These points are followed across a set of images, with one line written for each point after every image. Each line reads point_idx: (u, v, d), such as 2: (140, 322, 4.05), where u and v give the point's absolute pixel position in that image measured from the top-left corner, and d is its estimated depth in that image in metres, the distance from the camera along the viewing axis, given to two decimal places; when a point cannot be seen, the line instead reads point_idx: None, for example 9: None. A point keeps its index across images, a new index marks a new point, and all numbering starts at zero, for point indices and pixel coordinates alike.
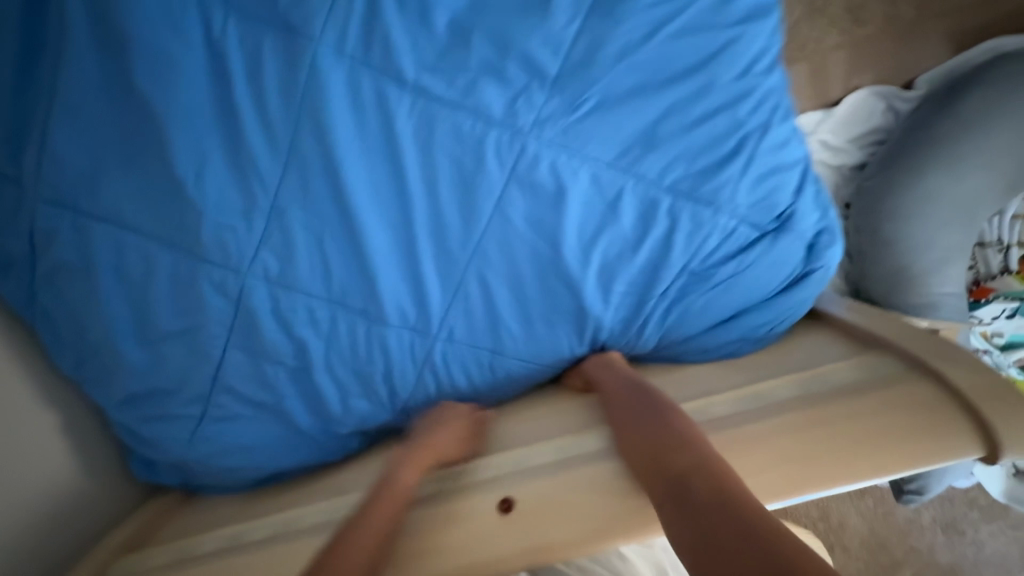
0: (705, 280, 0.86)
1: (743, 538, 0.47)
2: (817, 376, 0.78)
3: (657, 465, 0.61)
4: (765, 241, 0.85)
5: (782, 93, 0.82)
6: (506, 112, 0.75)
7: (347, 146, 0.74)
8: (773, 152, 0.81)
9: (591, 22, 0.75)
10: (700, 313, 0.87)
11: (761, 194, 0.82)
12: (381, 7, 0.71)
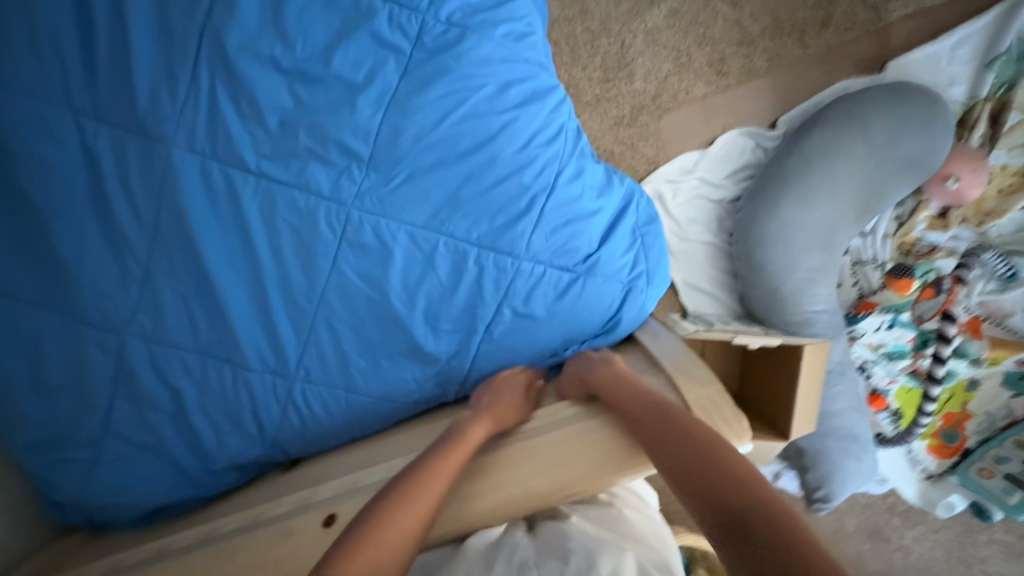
0: (524, 315, 0.94)
1: (747, 506, 0.58)
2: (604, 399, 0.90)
3: (669, 428, 0.74)
4: (572, 280, 0.95)
5: (567, 157, 0.92)
6: (333, 188, 0.85)
7: (200, 222, 0.85)
8: (563, 206, 0.92)
9: (391, 112, 0.83)
10: (522, 344, 0.96)
11: (561, 243, 0.93)
12: (220, 105, 0.82)
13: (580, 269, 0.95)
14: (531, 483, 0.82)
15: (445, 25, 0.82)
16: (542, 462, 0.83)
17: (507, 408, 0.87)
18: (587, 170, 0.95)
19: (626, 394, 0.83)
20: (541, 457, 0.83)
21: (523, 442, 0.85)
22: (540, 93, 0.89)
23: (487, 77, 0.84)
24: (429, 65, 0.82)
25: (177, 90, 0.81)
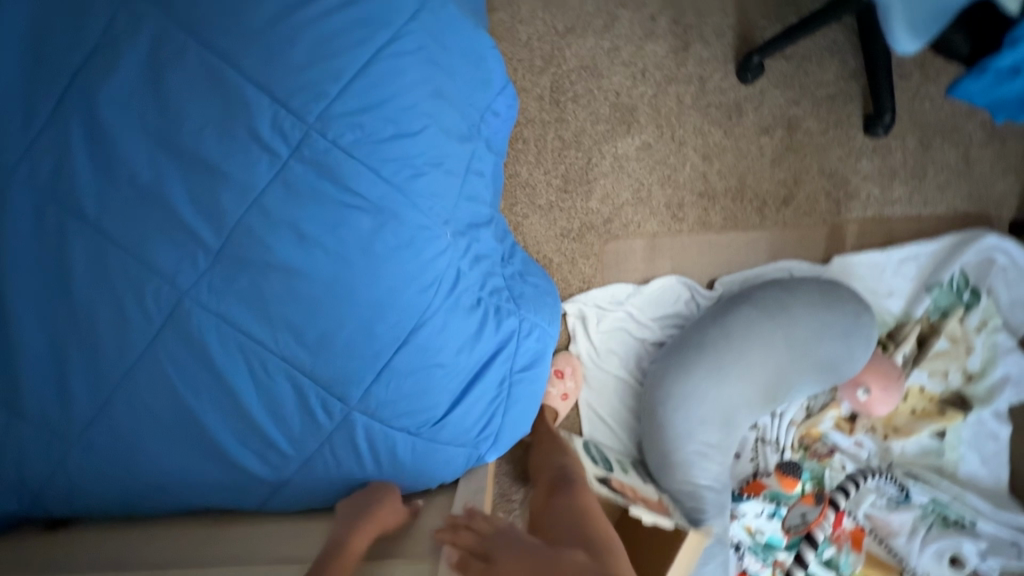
0: (344, 448, 0.87)
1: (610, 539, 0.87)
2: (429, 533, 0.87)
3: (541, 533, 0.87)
4: (407, 427, 0.89)
5: (439, 304, 0.87)
6: (171, 268, 0.78)
7: (19, 259, 0.79)
8: (417, 354, 0.86)
9: (253, 214, 0.78)
10: (333, 475, 0.89)
11: (406, 384, 0.86)
12: (73, 151, 0.77)
13: (420, 418, 0.89)
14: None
15: (329, 142, 0.78)
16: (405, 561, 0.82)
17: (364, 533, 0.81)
18: (456, 318, 0.90)
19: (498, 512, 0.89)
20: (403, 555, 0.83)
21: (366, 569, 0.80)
22: (422, 235, 0.84)
23: (366, 209, 0.80)
24: (303, 176, 0.78)
25: (37, 115, 0.77)
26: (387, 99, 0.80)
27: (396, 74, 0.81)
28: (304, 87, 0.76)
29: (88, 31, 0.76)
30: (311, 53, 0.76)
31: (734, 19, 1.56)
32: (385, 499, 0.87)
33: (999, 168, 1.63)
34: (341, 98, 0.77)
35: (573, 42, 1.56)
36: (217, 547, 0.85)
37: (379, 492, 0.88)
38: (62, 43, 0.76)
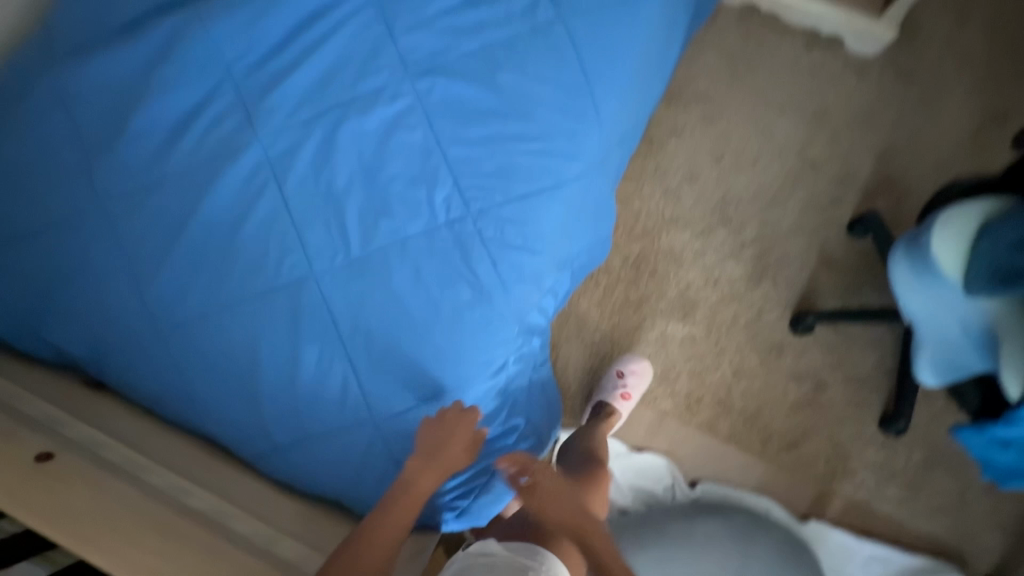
0: (345, 454, 1.00)
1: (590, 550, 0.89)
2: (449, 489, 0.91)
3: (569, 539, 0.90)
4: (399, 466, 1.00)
5: (480, 382, 1.02)
6: (315, 252, 0.99)
7: (220, 190, 1.01)
8: (441, 411, 1.00)
9: (394, 248, 0.99)
10: (321, 470, 1.01)
11: (418, 430, 1.00)
12: (306, 146, 1.01)
13: None
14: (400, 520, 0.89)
15: (474, 230, 0.99)
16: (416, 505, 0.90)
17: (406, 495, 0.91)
18: (485, 401, 1.04)
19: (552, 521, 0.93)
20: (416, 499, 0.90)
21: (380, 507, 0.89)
22: (498, 327, 1.01)
23: (471, 287, 0.99)
24: (444, 242, 0.99)
25: (300, 116, 1.02)
26: (531, 220, 1.00)
27: (540, 211, 1.01)
28: (478, 189, 0.99)
29: (362, 77, 1.02)
30: (492, 171, 0.99)
31: (807, 277, 1.77)
32: (459, 445, 0.95)
33: (992, 522, 1.69)
34: (499, 206, 0.99)
35: (671, 230, 1.82)
36: (205, 475, 0.97)
37: (456, 433, 0.95)
38: (341, 73, 1.02)
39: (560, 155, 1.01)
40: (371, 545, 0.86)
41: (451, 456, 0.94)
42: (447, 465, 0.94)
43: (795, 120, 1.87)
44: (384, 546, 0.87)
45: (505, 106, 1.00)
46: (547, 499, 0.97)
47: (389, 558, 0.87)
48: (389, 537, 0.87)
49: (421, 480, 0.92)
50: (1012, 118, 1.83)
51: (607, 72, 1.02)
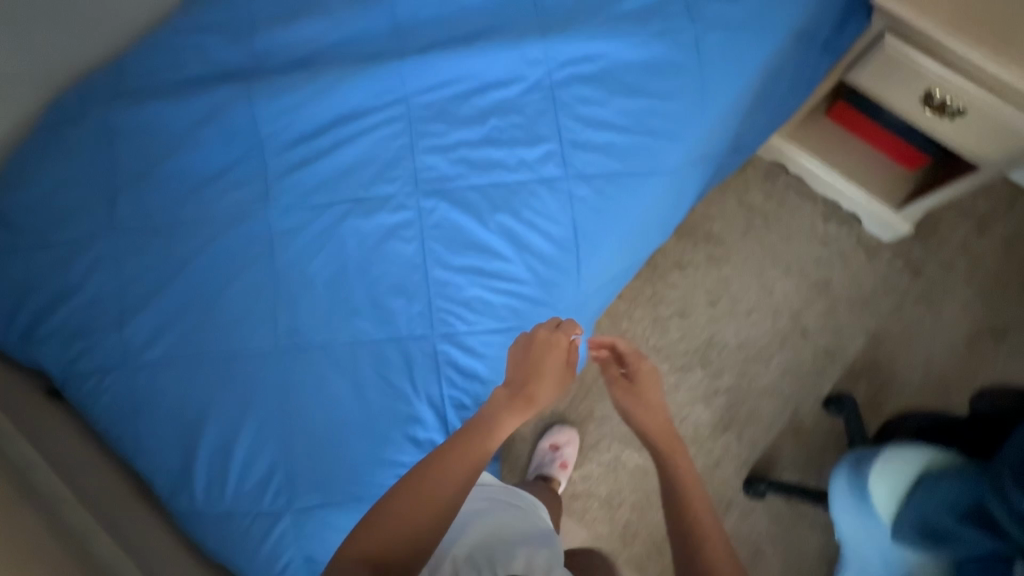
0: (250, 534, 0.99)
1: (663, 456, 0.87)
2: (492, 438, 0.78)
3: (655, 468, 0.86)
4: (299, 560, 0.99)
5: None
6: (284, 329, 1.04)
7: (219, 249, 1.08)
8: (353, 516, 0.99)
9: (355, 347, 1.03)
10: (222, 543, 1.00)
11: (327, 529, 0.99)
12: (305, 230, 1.08)
13: (312, 560, 0.99)
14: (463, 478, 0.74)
15: (433, 349, 1.02)
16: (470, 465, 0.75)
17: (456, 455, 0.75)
18: None
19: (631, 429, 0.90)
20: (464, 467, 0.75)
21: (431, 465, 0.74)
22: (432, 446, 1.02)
23: (415, 403, 1.01)
24: (402, 354, 1.02)
25: (309, 202, 1.09)
26: (490, 354, 1.03)
27: (501, 346, 1.04)
28: (447, 312, 1.03)
29: (375, 181, 1.09)
30: (466, 299, 1.03)
31: (771, 440, 1.77)
32: (537, 394, 0.83)
33: None
34: (464, 333, 1.03)
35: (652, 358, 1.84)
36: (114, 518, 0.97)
37: (550, 365, 0.85)
38: (358, 172, 1.10)
39: (535, 299, 1.04)
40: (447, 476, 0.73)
41: (547, 384, 0.83)
42: (539, 398, 0.83)
43: (798, 283, 1.91)
44: (443, 493, 0.72)
45: (495, 243, 1.05)
46: (634, 408, 0.92)
47: (438, 527, 0.71)
48: (461, 473, 0.74)
49: (503, 423, 0.80)
50: (1011, 335, 1.84)
51: (598, 232, 1.07)
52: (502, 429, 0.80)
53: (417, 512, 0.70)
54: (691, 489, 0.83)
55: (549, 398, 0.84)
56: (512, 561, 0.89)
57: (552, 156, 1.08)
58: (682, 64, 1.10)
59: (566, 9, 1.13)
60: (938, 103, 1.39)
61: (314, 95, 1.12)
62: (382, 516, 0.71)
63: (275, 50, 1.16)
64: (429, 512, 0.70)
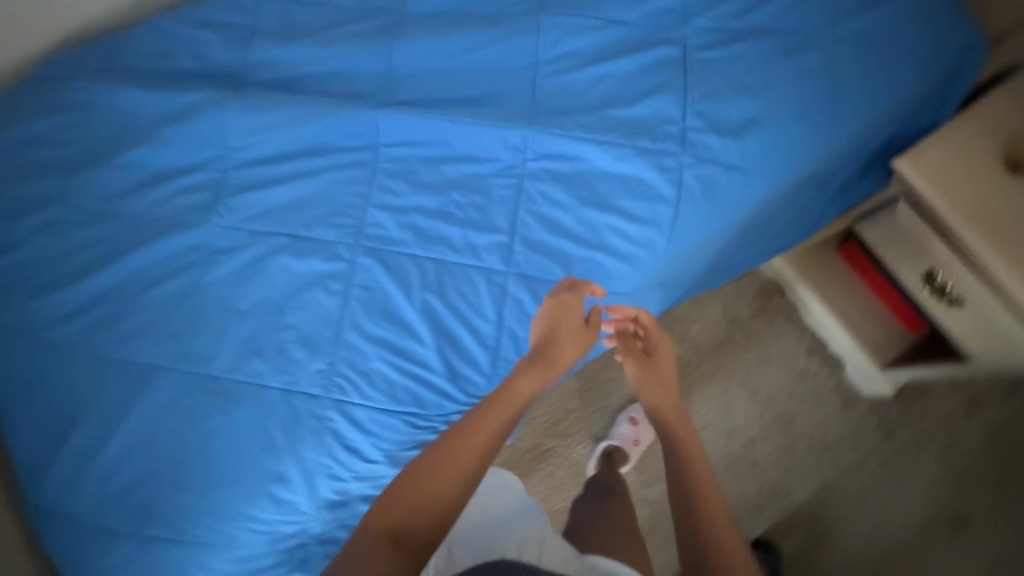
0: (86, 548, 0.97)
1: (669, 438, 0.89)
2: (511, 396, 0.83)
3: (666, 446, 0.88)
4: None
5: (247, 549, 0.99)
6: (184, 350, 1.02)
7: (146, 250, 1.04)
8: (192, 559, 0.97)
9: (247, 388, 1.00)
10: (59, 548, 0.98)
11: (162, 564, 0.96)
12: (236, 255, 1.05)
13: None
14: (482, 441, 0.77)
15: (321, 414, 0.99)
16: (489, 428, 0.79)
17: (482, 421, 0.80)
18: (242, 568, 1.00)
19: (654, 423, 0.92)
20: (486, 426, 0.79)
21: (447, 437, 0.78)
22: (292, 508, 0.99)
23: (286, 462, 0.98)
24: (290, 410, 0.99)
25: (248, 228, 1.07)
26: (376, 433, 0.99)
27: (390, 428, 0.99)
28: (346, 380, 0.99)
29: (320, 224, 1.07)
30: (367, 370, 0.99)
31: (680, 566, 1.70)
32: (559, 353, 0.90)
33: None
34: (356, 407, 0.99)
35: (589, 448, 1.70)
36: None
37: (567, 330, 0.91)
38: (306, 211, 1.07)
39: (438, 391, 1.00)
40: (465, 455, 0.76)
41: (566, 348, 0.89)
42: (558, 359, 0.89)
43: (762, 412, 1.79)
44: (461, 465, 0.74)
45: (413, 321, 1.00)
46: (646, 380, 0.95)
47: (455, 501, 0.73)
48: (479, 446, 0.77)
49: (522, 382, 0.85)
50: (974, 529, 1.69)
51: (523, 338, 1.02)
52: (526, 391, 0.84)
53: (434, 486, 0.73)
54: (705, 477, 0.82)
55: (568, 359, 0.91)
56: (499, 543, 0.87)
57: (499, 247, 1.03)
58: (660, 189, 1.04)
59: (560, 100, 1.08)
60: (938, 286, 1.28)
61: (285, 121, 1.09)
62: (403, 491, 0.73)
63: (263, 64, 1.13)
64: (452, 472, 0.74)
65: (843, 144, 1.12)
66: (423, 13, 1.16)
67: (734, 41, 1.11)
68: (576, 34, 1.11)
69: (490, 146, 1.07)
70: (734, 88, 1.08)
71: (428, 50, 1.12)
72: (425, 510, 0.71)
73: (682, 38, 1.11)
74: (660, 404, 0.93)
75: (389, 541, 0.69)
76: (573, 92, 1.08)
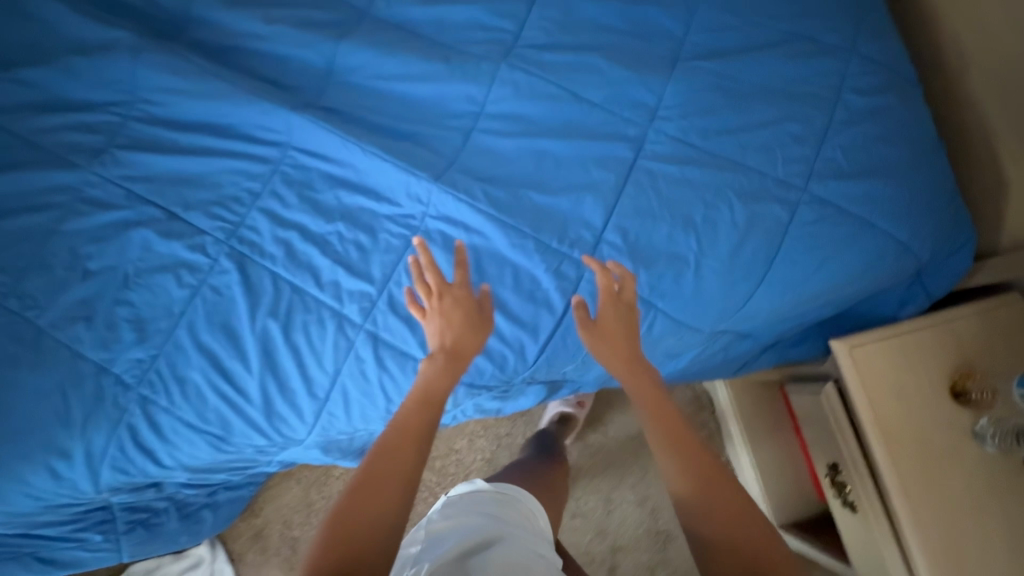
0: None
1: (664, 407, 0.79)
2: (424, 400, 0.77)
3: (657, 411, 0.79)
4: None
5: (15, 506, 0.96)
6: (17, 290, 0.96)
7: (20, 177, 1.00)
8: None
9: (61, 351, 0.95)
10: None
11: None
12: (105, 211, 1.00)
13: None
14: (412, 441, 0.73)
15: (123, 403, 0.93)
16: (417, 428, 0.74)
17: (411, 420, 0.75)
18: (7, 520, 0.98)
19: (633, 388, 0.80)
20: (408, 431, 0.73)
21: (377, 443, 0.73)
22: (68, 485, 0.95)
23: (71, 441, 0.92)
24: (94, 389, 0.93)
25: (127, 187, 1.01)
26: (173, 441, 0.94)
27: (189, 443, 0.94)
28: (159, 378, 0.93)
29: (199, 207, 1.00)
30: (184, 379, 0.93)
31: None
32: (445, 327, 0.80)
33: None
34: (161, 409, 0.93)
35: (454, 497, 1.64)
36: None
37: (451, 312, 0.81)
38: (192, 189, 1.01)
39: (248, 421, 0.94)
40: (398, 445, 0.72)
41: (458, 333, 0.80)
42: (462, 350, 0.80)
43: (643, 520, 1.64)
44: (406, 454, 0.71)
45: (247, 345, 0.93)
46: (596, 344, 0.82)
47: (403, 514, 0.69)
48: (406, 458, 0.71)
49: (425, 381, 0.77)
50: None
51: (354, 398, 0.95)
52: (435, 379, 0.78)
53: (383, 500, 0.69)
54: (661, 399, 0.80)
55: (475, 339, 0.82)
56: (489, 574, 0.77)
57: (363, 298, 0.95)
58: (550, 296, 0.93)
59: (484, 163, 0.99)
60: (838, 482, 1.18)
61: (203, 89, 1.02)
62: (338, 509, 0.67)
63: (201, 21, 1.05)
64: (392, 483, 0.69)
65: (772, 308, 1.01)
66: (387, 21, 1.07)
67: (696, 160, 0.98)
68: (527, 96, 1.02)
69: (393, 188, 0.98)
70: (675, 212, 0.96)
71: (373, 61, 1.04)
72: (369, 519, 0.67)
73: (640, 139, 1.00)
74: (620, 364, 0.81)
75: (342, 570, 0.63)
76: (501, 155, 1.00)
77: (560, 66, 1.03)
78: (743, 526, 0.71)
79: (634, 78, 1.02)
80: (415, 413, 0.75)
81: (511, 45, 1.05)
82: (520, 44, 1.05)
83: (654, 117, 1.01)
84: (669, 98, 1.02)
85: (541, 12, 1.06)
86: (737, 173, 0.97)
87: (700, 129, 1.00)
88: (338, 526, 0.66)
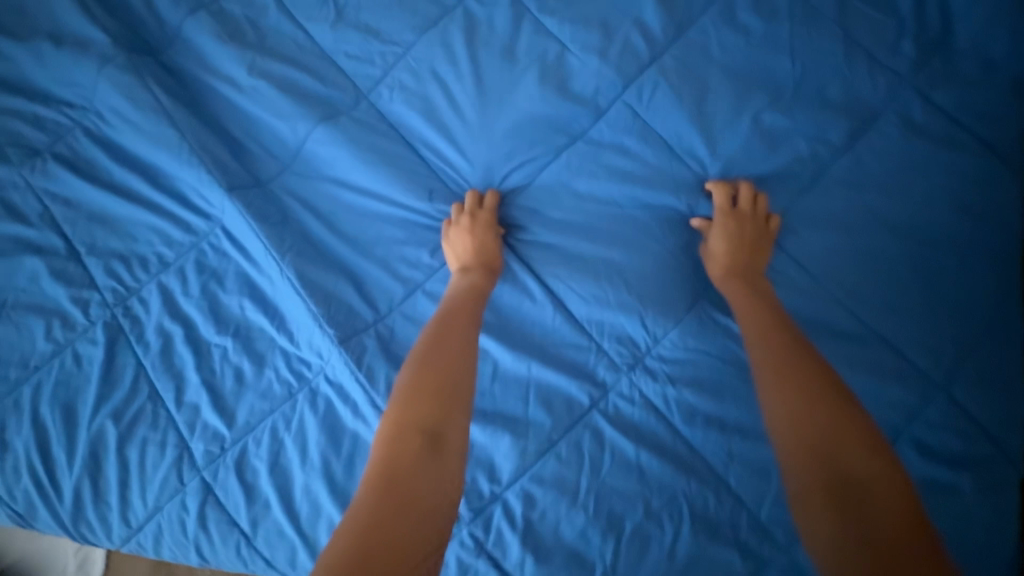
0: None
1: (818, 398, 0.60)
2: (476, 290, 0.77)
3: (802, 389, 0.61)
4: None
5: None
6: None
7: None
8: None
9: None
10: None
11: None
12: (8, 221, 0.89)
13: None
14: (464, 337, 0.73)
15: None
16: (468, 330, 0.74)
17: (469, 304, 0.76)
18: None
19: (764, 354, 0.66)
20: (463, 331, 0.73)
21: (433, 330, 0.73)
22: None
23: None
24: None
25: (39, 204, 0.89)
26: None
27: None
28: None
29: (102, 255, 0.87)
30: (6, 444, 0.82)
31: None
32: (477, 242, 0.79)
33: None
34: None
35: None
36: None
37: (483, 235, 0.79)
38: (103, 232, 0.88)
39: (51, 515, 0.82)
40: (455, 346, 0.71)
41: (486, 236, 0.79)
42: (495, 261, 0.80)
43: None
44: (457, 347, 0.71)
45: (78, 439, 0.82)
46: (716, 240, 0.77)
47: (464, 407, 0.67)
48: (460, 353, 0.71)
49: (471, 283, 0.78)
50: None
51: (165, 542, 0.80)
52: (480, 287, 0.78)
53: (448, 378, 0.68)
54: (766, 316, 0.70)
55: (501, 249, 0.81)
56: None
57: (213, 441, 0.80)
58: None
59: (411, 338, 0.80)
60: None
61: (154, 126, 0.88)
62: (405, 405, 0.65)
63: (193, 50, 0.92)
64: (445, 371, 0.68)
65: None
66: (383, 116, 0.88)
67: (659, 443, 0.75)
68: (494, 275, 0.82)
69: (299, 326, 0.81)
70: (602, 503, 0.73)
71: (345, 161, 0.86)
72: (443, 412, 0.65)
73: (607, 385, 0.77)
74: (732, 278, 0.75)
75: (427, 450, 0.62)
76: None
77: (550, 256, 0.82)
78: (859, 457, 0.56)
79: (630, 303, 0.78)
80: (461, 317, 0.74)
81: (506, 201, 0.84)
82: (518, 203, 0.84)
83: (637, 364, 0.77)
84: (665, 346, 0.77)
85: (560, 172, 0.83)
86: (704, 487, 0.73)
87: (684, 404, 0.76)
88: (413, 406, 0.65)
